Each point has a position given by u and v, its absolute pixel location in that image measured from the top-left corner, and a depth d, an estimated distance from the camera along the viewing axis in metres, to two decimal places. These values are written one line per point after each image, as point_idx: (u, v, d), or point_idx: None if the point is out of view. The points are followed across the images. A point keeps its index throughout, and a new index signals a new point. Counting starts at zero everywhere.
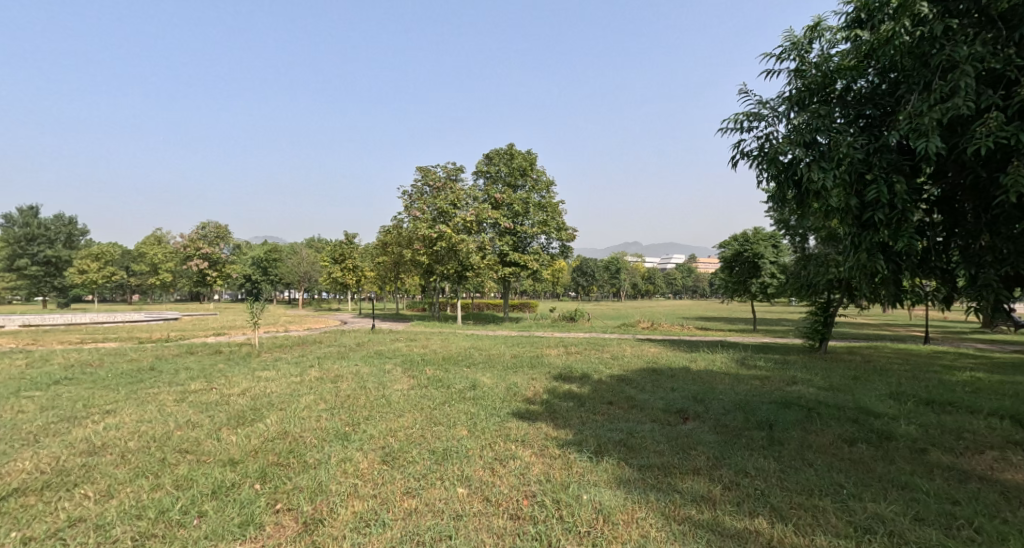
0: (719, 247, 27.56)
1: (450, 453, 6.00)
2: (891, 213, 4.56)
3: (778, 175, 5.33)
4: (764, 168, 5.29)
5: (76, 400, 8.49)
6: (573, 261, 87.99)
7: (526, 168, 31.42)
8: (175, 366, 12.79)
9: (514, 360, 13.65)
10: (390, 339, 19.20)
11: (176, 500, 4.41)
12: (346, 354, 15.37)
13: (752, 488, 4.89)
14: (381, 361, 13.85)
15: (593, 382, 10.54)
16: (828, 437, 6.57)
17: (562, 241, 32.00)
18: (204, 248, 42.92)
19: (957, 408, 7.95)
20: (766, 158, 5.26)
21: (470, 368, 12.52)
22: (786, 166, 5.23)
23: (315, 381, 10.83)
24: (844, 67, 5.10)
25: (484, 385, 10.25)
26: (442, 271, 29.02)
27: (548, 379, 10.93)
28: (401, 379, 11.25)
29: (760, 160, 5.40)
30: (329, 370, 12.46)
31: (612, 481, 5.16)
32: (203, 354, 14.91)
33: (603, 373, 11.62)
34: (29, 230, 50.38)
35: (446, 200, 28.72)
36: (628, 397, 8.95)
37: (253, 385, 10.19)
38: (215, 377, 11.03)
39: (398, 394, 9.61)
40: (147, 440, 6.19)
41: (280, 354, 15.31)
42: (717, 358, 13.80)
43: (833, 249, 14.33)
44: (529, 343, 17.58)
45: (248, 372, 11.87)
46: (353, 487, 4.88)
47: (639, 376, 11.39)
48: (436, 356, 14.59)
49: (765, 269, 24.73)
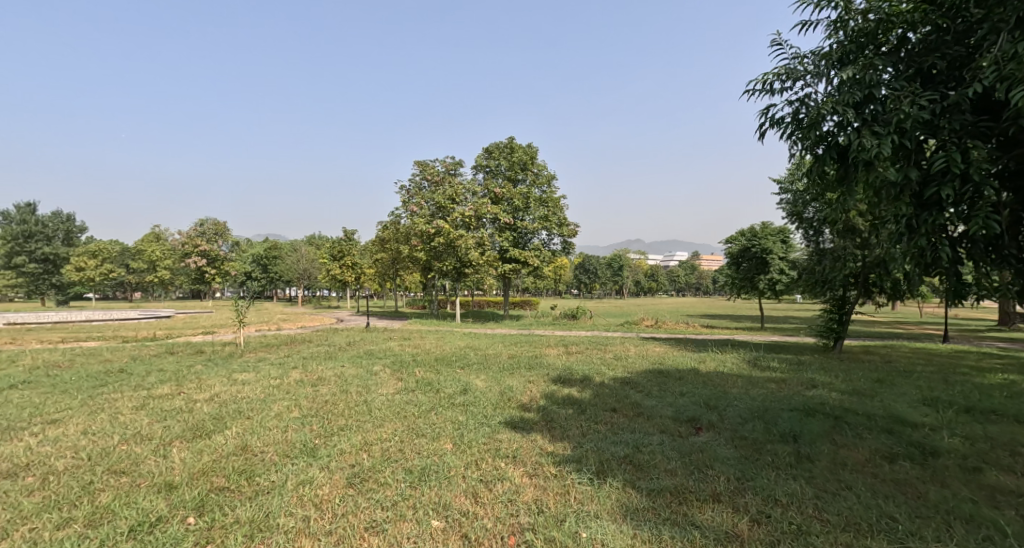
0: (725, 243, 26.74)
1: (429, 474, 5.19)
2: (961, 186, 3.90)
3: (817, 146, 4.69)
4: (802, 138, 4.65)
5: (25, 408, 7.74)
6: (575, 258, 87.18)
7: (527, 162, 30.58)
8: (152, 367, 12.05)
9: (511, 361, 12.84)
10: (384, 338, 18.39)
11: (82, 544, 3.67)
12: (334, 354, 14.55)
13: (787, 523, 4.08)
14: (370, 362, 13.06)
15: (594, 386, 9.71)
16: (863, 452, 5.73)
17: (563, 237, 31.11)
18: (202, 245, 42.11)
19: (1003, 417, 7.08)
20: (804, 126, 4.62)
21: (464, 370, 11.70)
22: (827, 135, 4.60)
23: (295, 385, 10.06)
24: (900, 14, 4.49)
25: (476, 389, 9.44)
26: (440, 268, 28.23)
27: (546, 382, 10.13)
28: (388, 382, 10.43)
29: (797, 129, 4.75)
30: (313, 372, 11.64)
31: (617, 511, 4.37)
32: (184, 355, 14.13)
33: (605, 375, 10.80)
34: (27, 227, 49.65)
35: (444, 195, 28.00)
36: (633, 404, 8.11)
37: (227, 389, 9.40)
38: (188, 381, 10.23)
39: (381, 399, 8.78)
40: (80, 457, 5.41)
41: (265, 354, 14.55)
42: (727, 358, 12.96)
43: (850, 242, 13.42)
44: (529, 342, 16.76)
45: (224, 375, 11.07)
46: (306, 521, 4.11)
47: (645, 378, 10.55)
48: (428, 356, 13.76)
49: (773, 265, 23.85)
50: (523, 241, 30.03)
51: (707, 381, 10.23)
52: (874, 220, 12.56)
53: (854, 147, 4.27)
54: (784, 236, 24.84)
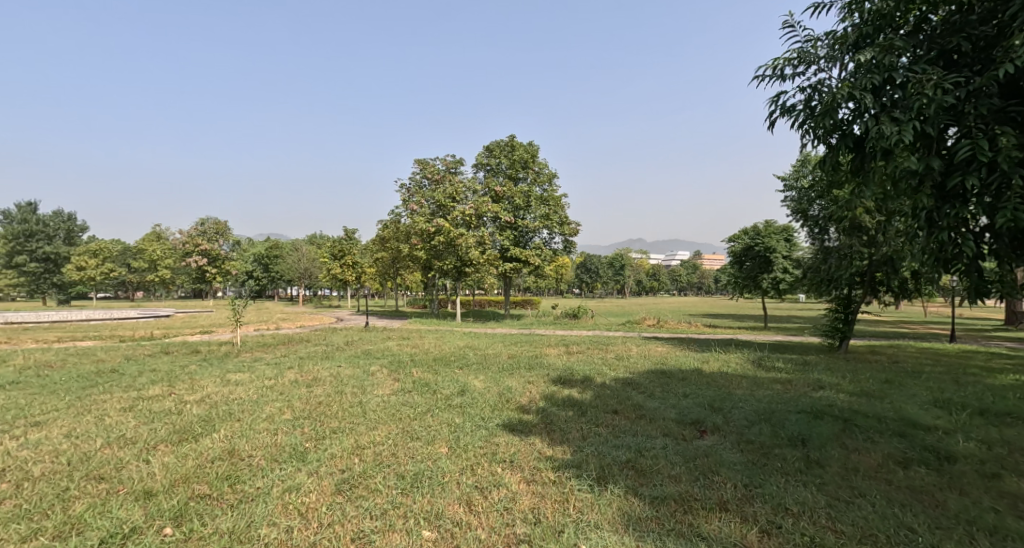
0: (728, 241, 26.47)
1: (421, 481, 4.97)
2: (986, 175, 3.82)
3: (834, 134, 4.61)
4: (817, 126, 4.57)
5: (10, 409, 7.55)
6: (577, 257, 86.94)
7: (528, 160, 30.33)
8: (145, 367, 11.86)
9: (511, 361, 12.61)
10: (382, 338, 18.17)
11: None
12: (332, 354, 14.33)
13: (799, 535, 3.87)
14: (368, 362, 12.84)
15: (595, 387, 9.49)
16: (876, 456, 5.49)
17: (564, 235, 30.85)
18: (203, 244, 41.79)
19: (1019, 420, 6.83)
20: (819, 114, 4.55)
21: (462, 370, 11.47)
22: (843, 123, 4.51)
23: (289, 385, 9.85)
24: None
25: (474, 390, 9.22)
26: (440, 267, 28.01)
27: (546, 382, 9.90)
28: (384, 383, 10.21)
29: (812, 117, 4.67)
30: (308, 372, 11.42)
31: (618, 521, 4.16)
32: (180, 354, 13.93)
33: (607, 376, 10.56)
34: (28, 225, 49.47)
35: (445, 193, 27.79)
36: (635, 406, 7.88)
37: (219, 390, 9.19)
38: (180, 382, 10.02)
39: (376, 401, 8.55)
40: (59, 462, 5.21)
41: (262, 354, 14.34)
42: (731, 358, 12.73)
43: (856, 241, 12.99)
44: (529, 342, 16.52)
45: (218, 375, 10.87)
46: (289, 533, 3.91)
47: (647, 379, 10.32)
48: (427, 356, 13.53)
49: (777, 264, 23.59)
50: (524, 240, 29.79)
51: (711, 382, 10.00)
52: (883, 217, 12.30)
53: (872, 135, 4.19)
54: (788, 234, 24.58)
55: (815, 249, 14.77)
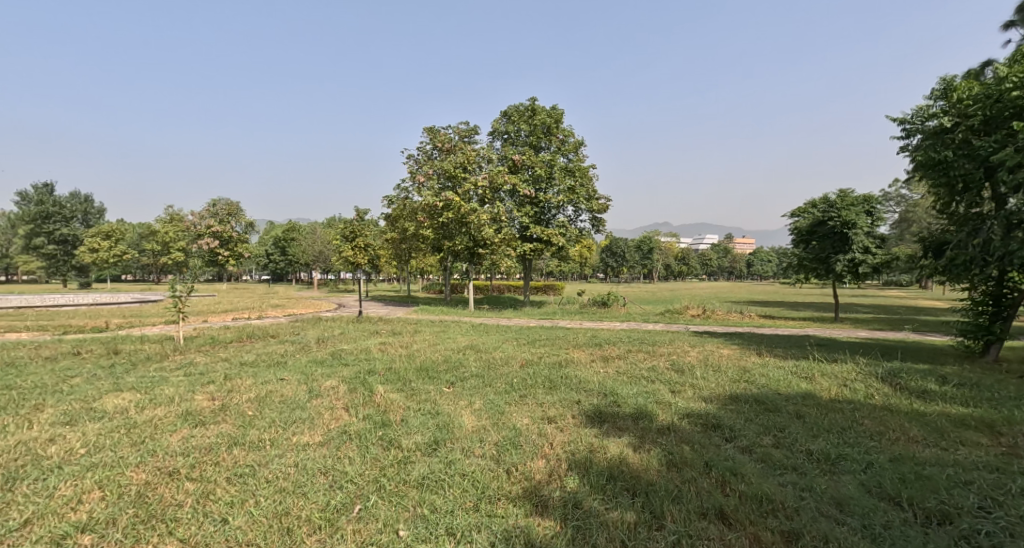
0: (791, 217, 21.90)
1: None
2: None
3: None
4: None
5: None
6: (603, 241, 82.71)
7: (551, 126, 25.91)
8: (5, 381, 8.28)
9: (525, 374, 8.81)
10: (367, 334, 14.46)
11: None
12: (286, 359, 10.68)
13: None
14: (324, 375, 9.15)
15: (660, 435, 5.63)
16: None
17: (593, 212, 26.66)
18: (215, 227, 36.84)
19: None
20: None
21: (448, 392, 7.70)
22: None
23: (165, 423, 6.13)
24: None
25: (456, 441, 5.43)
26: (450, 248, 24.27)
27: (575, 421, 6.11)
28: (321, 418, 6.50)
29: None
30: (226, 393, 7.73)
31: None
32: (90, 359, 10.40)
33: (674, 408, 6.66)
34: (43, 208, 46.52)
35: (454, 163, 23.97)
36: (761, 499, 3.99)
37: (34, 436, 5.51)
38: (8, 414, 6.48)
39: (276, 467, 4.78)
40: None
41: (197, 358, 10.76)
42: (846, 371, 8.71)
43: None
44: (551, 341, 12.69)
45: (84, 400, 7.27)
46: None
47: (742, 415, 6.40)
48: (408, 365, 9.76)
49: (857, 242, 19.10)
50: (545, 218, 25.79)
51: (853, 422, 6.01)
52: None
53: None
54: (869, 205, 20.01)
55: (954, 218, 10.52)
